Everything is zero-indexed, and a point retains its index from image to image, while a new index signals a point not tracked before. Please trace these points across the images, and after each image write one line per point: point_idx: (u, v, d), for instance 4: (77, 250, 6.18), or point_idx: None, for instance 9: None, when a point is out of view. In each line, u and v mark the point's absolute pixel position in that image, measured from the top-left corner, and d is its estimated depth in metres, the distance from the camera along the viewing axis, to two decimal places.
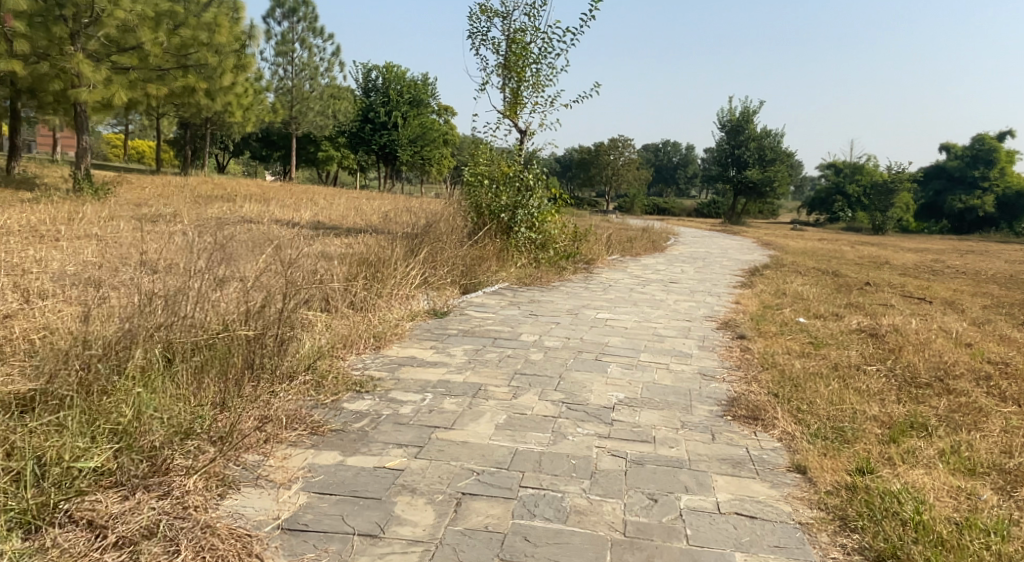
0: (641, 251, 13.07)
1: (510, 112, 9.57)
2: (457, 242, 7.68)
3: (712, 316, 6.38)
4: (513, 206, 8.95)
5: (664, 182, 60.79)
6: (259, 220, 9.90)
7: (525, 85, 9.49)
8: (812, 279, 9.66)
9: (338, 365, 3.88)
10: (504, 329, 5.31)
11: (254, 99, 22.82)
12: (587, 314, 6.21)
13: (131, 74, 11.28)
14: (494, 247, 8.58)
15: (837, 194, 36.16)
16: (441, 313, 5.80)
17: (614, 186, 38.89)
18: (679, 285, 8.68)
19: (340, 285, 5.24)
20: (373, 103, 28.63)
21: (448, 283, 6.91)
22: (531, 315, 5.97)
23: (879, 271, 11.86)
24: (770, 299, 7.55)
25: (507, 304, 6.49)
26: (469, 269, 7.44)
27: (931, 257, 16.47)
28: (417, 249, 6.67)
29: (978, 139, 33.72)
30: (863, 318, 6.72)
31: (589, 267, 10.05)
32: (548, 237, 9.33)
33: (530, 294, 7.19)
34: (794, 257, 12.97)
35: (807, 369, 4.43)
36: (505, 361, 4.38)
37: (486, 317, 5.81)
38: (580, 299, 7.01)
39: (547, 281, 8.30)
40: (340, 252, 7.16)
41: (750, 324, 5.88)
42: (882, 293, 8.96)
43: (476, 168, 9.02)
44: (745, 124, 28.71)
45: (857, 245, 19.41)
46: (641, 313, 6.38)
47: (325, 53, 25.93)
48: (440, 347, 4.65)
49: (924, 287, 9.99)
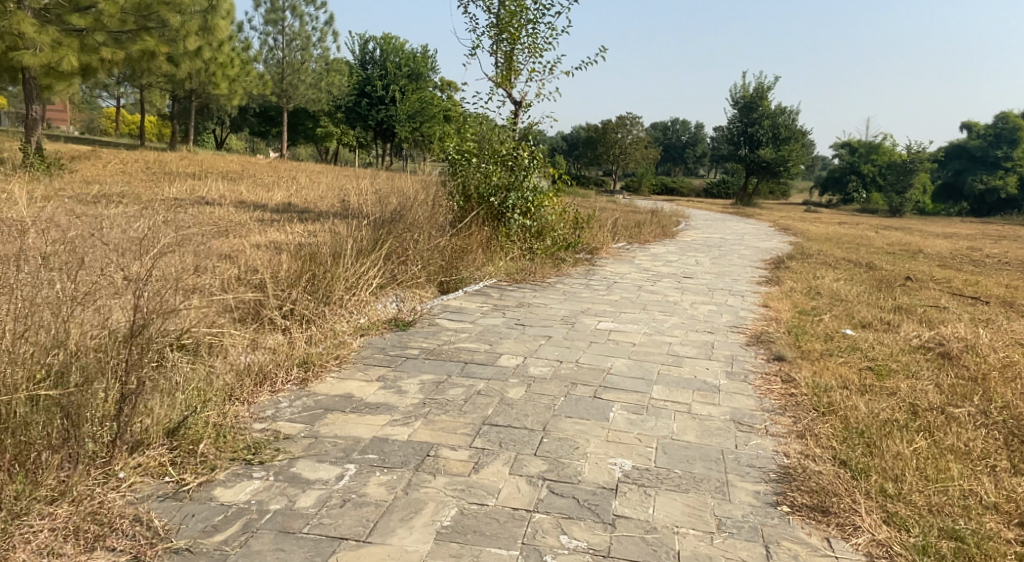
0: (650, 237, 11.89)
1: (504, 79, 8.43)
2: (437, 230, 6.58)
3: (739, 326, 5.26)
4: (505, 189, 7.84)
5: (672, 161, 59.29)
6: (220, 201, 8.78)
7: (519, 48, 8.36)
8: (845, 273, 8.52)
9: (231, 414, 2.83)
10: (480, 348, 4.19)
11: (241, 70, 21.60)
12: (585, 324, 5.09)
13: (83, 36, 10.12)
14: (482, 237, 7.46)
15: (852, 174, 34.72)
16: (407, 323, 4.71)
17: (621, 165, 37.52)
18: (695, 281, 7.56)
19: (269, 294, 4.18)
20: (370, 75, 27.37)
21: (423, 282, 5.82)
22: (517, 326, 4.86)
23: (915, 262, 10.63)
24: (803, 302, 6.40)
25: (490, 310, 5.39)
26: (449, 265, 6.35)
27: (963, 243, 15.19)
28: (384, 239, 5.57)
29: (1000, 117, 32.34)
30: (920, 327, 5.58)
31: (592, 258, 8.94)
32: (545, 224, 8.21)
33: (520, 295, 6.07)
34: (818, 245, 11.75)
35: (878, 415, 3.30)
36: (472, 402, 3.27)
37: (462, 329, 4.69)
38: (579, 302, 5.89)
39: (543, 276, 7.17)
40: (297, 242, 6.08)
41: (787, 339, 4.76)
42: (927, 292, 7.80)
43: (463, 143, 7.84)
44: (759, 101, 27.34)
45: (879, 229, 18.15)
46: (652, 322, 5.26)
47: (317, 22, 24.62)
48: (390, 377, 3.55)
49: (971, 283, 8.80)
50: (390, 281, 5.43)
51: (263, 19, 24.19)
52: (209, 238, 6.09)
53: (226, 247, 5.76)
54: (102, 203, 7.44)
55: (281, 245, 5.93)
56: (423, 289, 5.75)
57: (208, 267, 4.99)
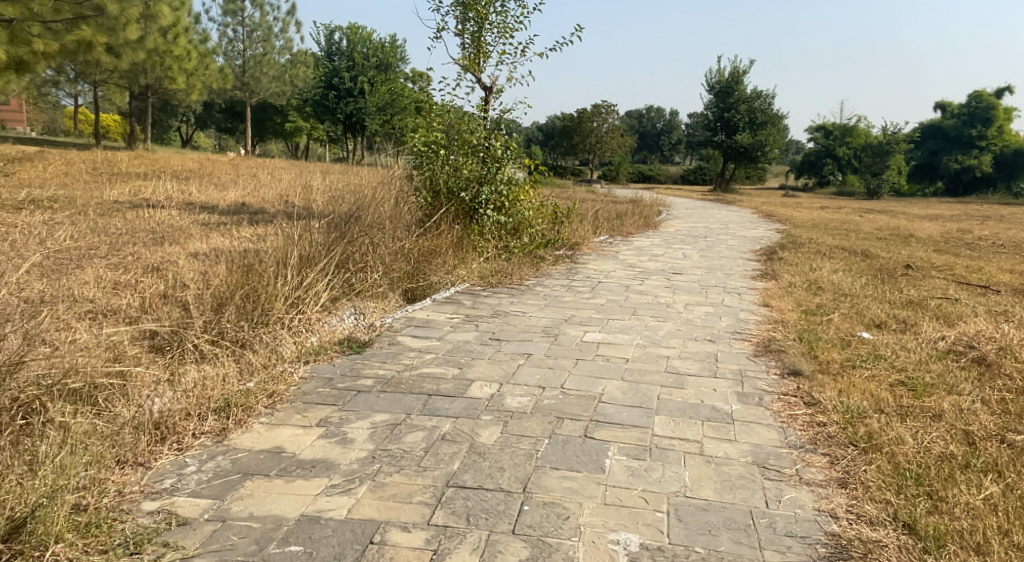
0: (632, 229, 11.32)
1: (472, 62, 7.81)
2: (402, 231, 5.92)
3: (743, 334, 4.65)
4: (477, 183, 7.20)
5: (648, 149, 59.00)
6: (165, 204, 8.02)
7: (488, 29, 7.71)
8: (841, 263, 8.00)
9: (113, 494, 2.17)
10: (448, 373, 3.54)
11: (199, 64, 20.62)
12: (569, 336, 4.46)
13: (11, 26, 9.24)
14: (453, 236, 6.79)
15: (828, 157, 34.47)
16: (362, 341, 4.04)
17: (597, 154, 36.91)
18: (686, 277, 7.00)
19: (186, 333, 3.56)
20: (337, 67, 26.48)
21: (388, 290, 5.15)
22: (491, 342, 4.20)
23: (909, 247, 10.16)
24: (806, 300, 5.82)
25: (460, 322, 4.73)
26: (416, 270, 5.68)
27: (951, 226, 14.82)
28: (338, 244, 4.90)
29: (973, 95, 32.21)
30: (941, 326, 5.03)
31: (573, 254, 8.34)
32: (522, 219, 7.57)
33: (495, 302, 5.42)
34: (807, 233, 11.23)
35: (931, 451, 2.71)
36: (434, 452, 2.61)
37: (427, 347, 4.02)
38: (561, 310, 5.25)
39: (520, 277, 6.53)
40: (242, 248, 5.39)
41: (800, 349, 4.16)
42: (931, 282, 7.28)
43: (429, 133, 7.16)
44: (734, 85, 26.84)
45: (862, 213, 17.77)
46: (645, 332, 4.63)
47: (279, 12, 23.65)
48: (335, 419, 2.88)
49: (974, 269, 8.32)
50: (344, 292, 4.76)
51: (222, 10, 23.19)
52: (140, 247, 5.37)
53: (157, 257, 5.05)
54: (27, 209, 6.68)
55: (223, 253, 5.25)
56: (386, 299, 5.09)
57: (132, 282, 4.32)
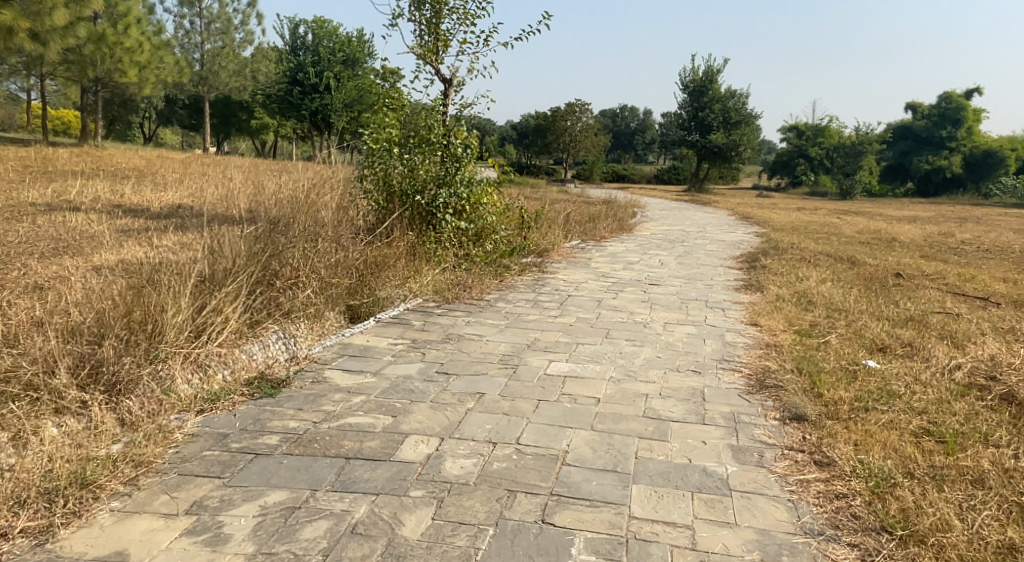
0: (605, 232, 10.74)
1: (430, 53, 7.18)
2: (346, 239, 5.23)
3: (731, 363, 4.03)
4: (434, 184, 6.53)
5: (622, 148, 58.69)
6: (88, 206, 7.23)
7: (446, 16, 7.07)
8: (828, 273, 7.46)
9: None
10: (377, 424, 2.85)
11: (151, 56, 19.65)
12: (530, 368, 3.80)
13: None
14: (406, 243, 6.10)
15: (800, 157, 34.29)
16: (280, 376, 3.34)
17: (571, 153, 36.36)
18: (663, 290, 6.41)
19: (49, 374, 2.86)
20: (302, 62, 25.59)
21: (325, 309, 4.48)
22: (438, 376, 3.53)
23: (894, 253, 9.69)
24: (797, 317, 5.24)
25: (405, 348, 4.05)
26: (360, 284, 4.99)
27: (931, 229, 14.44)
28: (261, 258, 4.20)
29: (944, 96, 32.15)
30: (950, 350, 4.47)
31: (541, 262, 7.72)
32: (485, 225, 6.91)
33: (448, 322, 4.75)
34: (788, 237, 10.71)
35: (985, 540, 2.12)
36: (336, 558, 1.96)
37: (358, 385, 3.34)
38: (523, 332, 4.59)
39: (481, 291, 5.87)
40: (155, 260, 4.66)
41: (801, 384, 3.54)
42: (924, 293, 6.77)
43: (381, 129, 6.47)
44: (709, 84, 26.45)
45: (839, 215, 17.38)
46: (619, 361, 4.00)
47: (239, 4, 22.71)
48: (214, 499, 2.21)
49: (966, 279, 7.84)
50: (268, 314, 4.07)
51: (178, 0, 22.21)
52: (33, 259, 4.63)
53: (49, 272, 4.32)
54: None
55: (130, 266, 4.51)
56: (320, 322, 4.41)
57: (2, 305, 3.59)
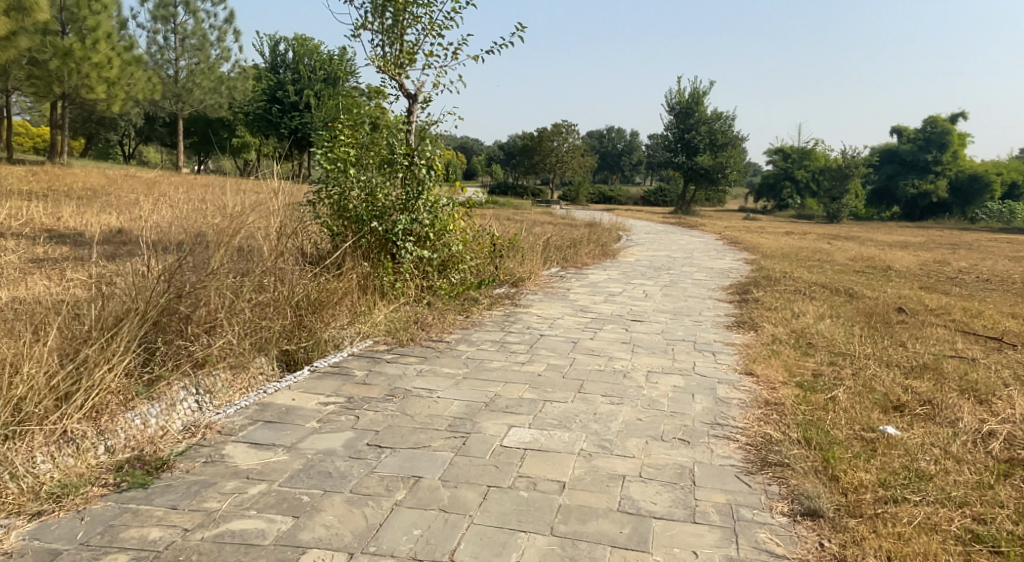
0: (587, 258, 10.14)
1: (395, 65, 6.59)
2: (286, 272, 4.58)
3: (725, 429, 3.40)
4: (394, 209, 5.90)
5: (609, 169, 58.37)
6: (11, 229, 6.51)
7: (411, 24, 6.48)
8: (826, 307, 6.87)
9: None
10: (269, 532, 2.19)
11: (121, 71, 18.99)
12: (484, 437, 3.13)
13: None
14: (359, 275, 5.45)
15: (787, 180, 33.99)
16: (162, 456, 2.66)
17: (557, 174, 35.93)
18: (647, 328, 5.79)
19: None
20: (281, 79, 25.03)
21: (249, 356, 3.84)
22: (368, 451, 2.86)
23: (892, 283, 9.14)
24: (798, 364, 4.63)
25: (337, 408, 3.38)
26: (296, 325, 4.35)
27: (926, 256, 13.92)
28: (168, 297, 3.53)
29: (928, 120, 31.97)
30: (977, 409, 3.86)
31: (514, 293, 7.08)
32: (450, 254, 6.27)
33: (396, 371, 4.09)
34: (779, 265, 10.14)
35: None
36: None
37: (263, 466, 2.65)
38: (482, 384, 3.93)
39: (442, 330, 5.22)
40: (51, 294, 3.97)
41: (812, 461, 2.91)
42: (931, 332, 6.19)
43: (337, 148, 5.84)
44: (695, 106, 26.14)
45: (829, 240, 16.90)
46: (593, 427, 3.35)
47: (215, 20, 22.14)
48: None
49: (973, 314, 7.28)
50: (174, 366, 3.45)
51: (151, 15, 21.61)
52: None
53: None
54: None
55: (20, 303, 3.83)
56: (241, 373, 3.78)
57: None
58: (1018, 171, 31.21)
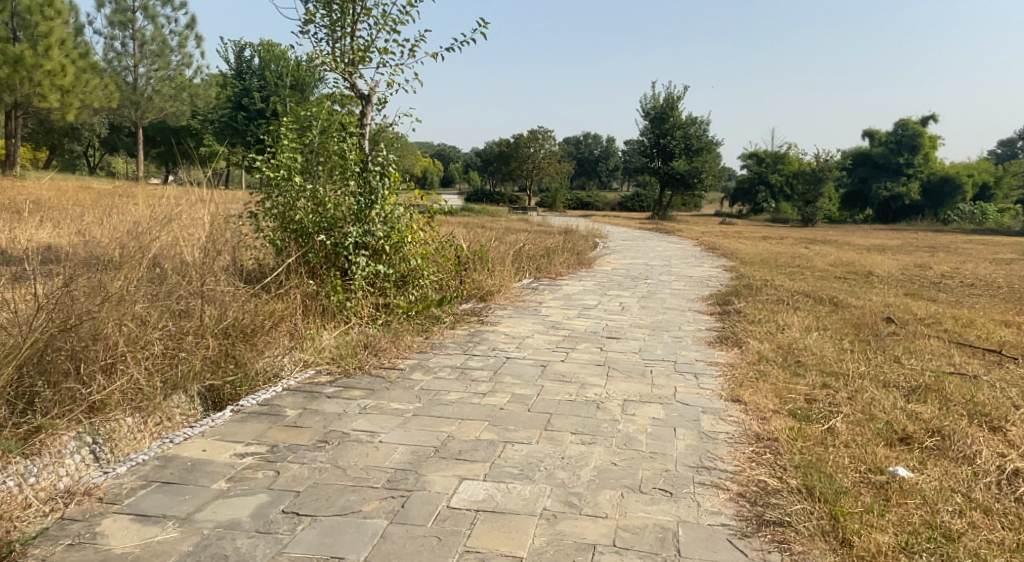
0: (561, 267, 9.67)
1: (346, 63, 6.08)
2: (214, 295, 4.09)
3: (713, 474, 2.91)
4: (344, 220, 5.35)
5: (586, 175, 58.09)
6: None
7: (363, 20, 5.98)
8: (813, 319, 6.44)
9: None
10: None
11: (76, 78, 18.18)
12: (427, 495, 2.63)
13: None
14: (302, 296, 4.92)
15: (762, 184, 33.86)
16: (13, 540, 2.20)
17: (533, 180, 35.49)
18: (623, 346, 5.31)
19: None
20: (247, 86, 24.34)
21: (160, 396, 3.36)
22: (280, 523, 2.38)
23: (876, 290, 8.77)
24: (789, 387, 4.17)
25: (254, 462, 2.86)
26: (222, 355, 3.83)
27: (907, 260, 13.62)
28: (54, 331, 3.05)
29: (900, 123, 31.99)
30: (994, 440, 3.42)
31: (480, 308, 6.58)
32: (410, 268, 5.71)
33: (336, 408, 3.57)
34: (760, 272, 9.75)
35: None
36: None
37: (142, 551, 2.19)
38: (433, 423, 3.42)
39: (396, 354, 4.69)
40: None
41: (817, 519, 2.47)
42: (925, 344, 5.78)
43: (281, 155, 5.32)
44: (670, 111, 25.81)
45: (808, 244, 16.61)
46: (559, 476, 2.85)
47: (175, 25, 21.41)
48: None
49: (964, 323, 6.89)
50: (64, 414, 2.97)
51: (108, 20, 20.84)
52: None
53: None
54: None
55: None
56: (151, 416, 3.29)
57: None
58: (988, 172, 31.37)
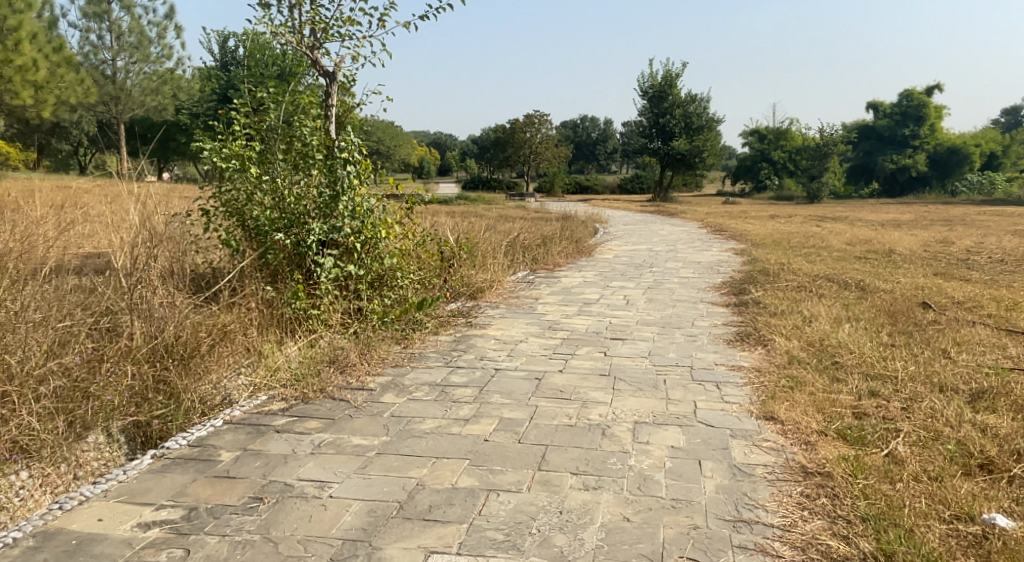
0: (559, 257, 8.99)
1: (310, 39, 5.37)
2: (144, 309, 3.40)
3: (756, 532, 2.26)
4: (307, 215, 4.66)
5: (584, 159, 57.17)
6: None
7: None
8: (840, 308, 5.75)
9: None
10: None
11: (50, 74, 17.41)
12: None
13: None
14: (256, 305, 4.27)
15: (764, 162, 33.04)
16: None
17: (531, 165, 34.72)
18: (628, 349, 4.65)
19: None
20: (231, 78, 23.57)
21: (61, 442, 2.71)
22: None
23: (902, 271, 8.07)
24: (832, 398, 3.49)
25: (159, 536, 2.23)
26: (150, 386, 3.16)
27: (924, 235, 12.90)
28: None
29: (904, 94, 31.10)
30: None
31: (467, 307, 5.91)
32: (387, 267, 5.03)
33: (283, 448, 2.91)
34: (774, 255, 9.05)
35: None
36: None
37: None
38: (401, 465, 2.76)
39: (367, 371, 4.03)
40: None
41: None
42: (973, 334, 5.10)
43: (231, 143, 4.64)
44: (669, 89, 24.97)
45: (818, 223, 15.90)
46: (557, 544, 2.20)
47: (152, 16, 20.63)
48: None
49: (1007, 306, 6.20)
50: None
51: (83, 13, 20.06)
52: None
53: None
54: None
55: None
56: (49, 468, 2.65)
57: None
58: (996, 141, 30.53)
